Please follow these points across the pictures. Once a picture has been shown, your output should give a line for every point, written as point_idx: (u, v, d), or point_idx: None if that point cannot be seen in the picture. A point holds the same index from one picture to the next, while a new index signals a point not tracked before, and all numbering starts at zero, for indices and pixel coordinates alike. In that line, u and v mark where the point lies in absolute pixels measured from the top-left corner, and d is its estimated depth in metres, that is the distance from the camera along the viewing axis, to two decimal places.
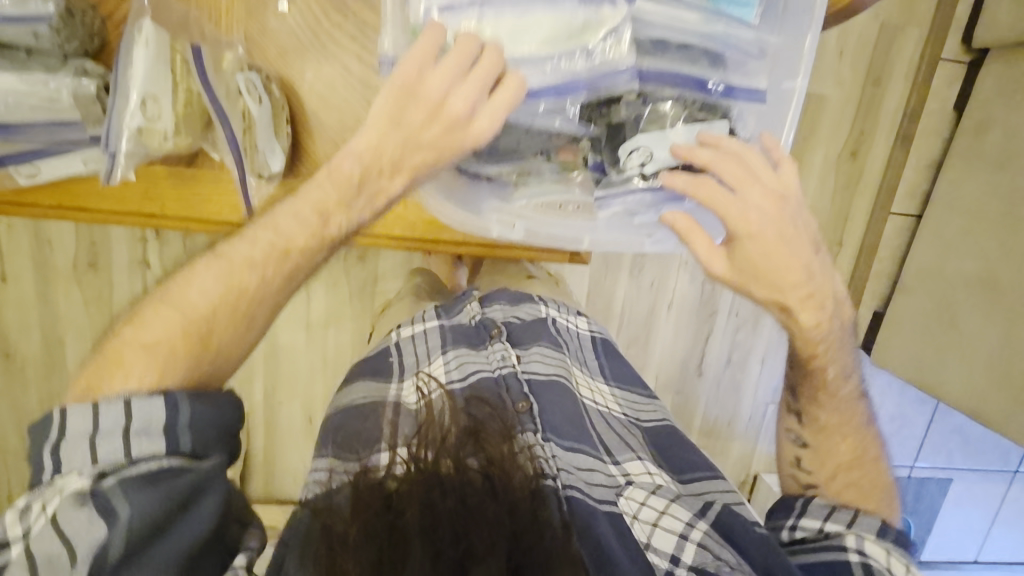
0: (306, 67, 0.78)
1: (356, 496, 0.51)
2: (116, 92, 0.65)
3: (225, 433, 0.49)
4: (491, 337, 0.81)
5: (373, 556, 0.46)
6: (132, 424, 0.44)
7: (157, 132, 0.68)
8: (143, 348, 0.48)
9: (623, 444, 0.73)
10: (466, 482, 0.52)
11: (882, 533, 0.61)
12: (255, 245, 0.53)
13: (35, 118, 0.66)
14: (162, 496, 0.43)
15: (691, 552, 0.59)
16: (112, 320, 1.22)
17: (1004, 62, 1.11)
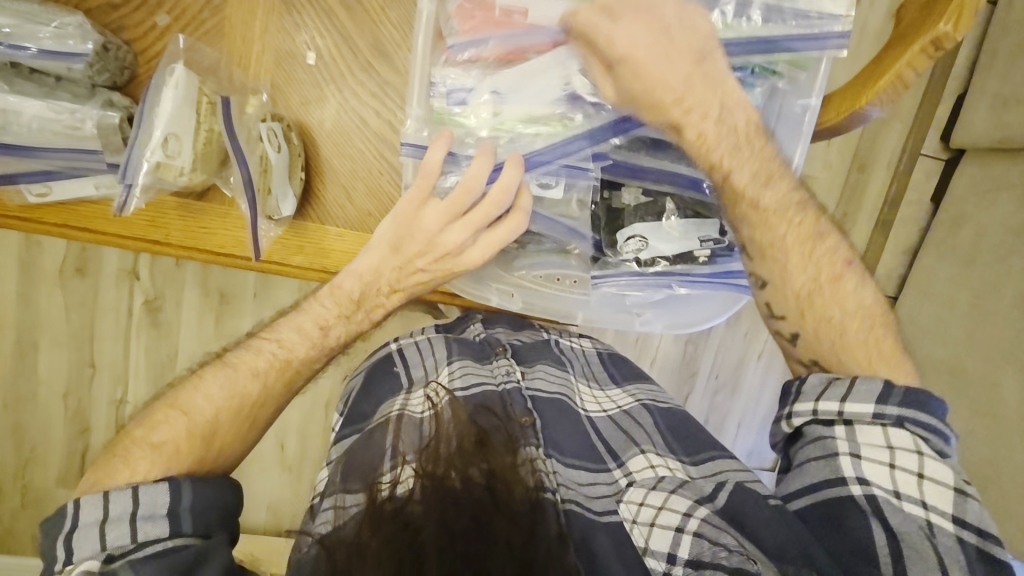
0: (325, 116, 0.82)
1: (373, 515, 0.54)
2: (138, 128, 0.66)
3: (224, 511, 0.57)
4: (495, 354, 0.84)
5: (386, 553, 0.50)
6: (138, 511, 0.52)
7: (174, 167, 0.70)
8: (152, 445, 0.58)
9: (627, 440, 0.75)
10: (470, 495, 0.55)
11: (882, 407, 0.59)
12: (266, 360, 0.67)
13: (57, 145, 0.68)
14: (162, 565, 0.50)
15: (687, 545, 0.61)
16: (108, 331, 1.26)
17: (980, 162, 1.16)
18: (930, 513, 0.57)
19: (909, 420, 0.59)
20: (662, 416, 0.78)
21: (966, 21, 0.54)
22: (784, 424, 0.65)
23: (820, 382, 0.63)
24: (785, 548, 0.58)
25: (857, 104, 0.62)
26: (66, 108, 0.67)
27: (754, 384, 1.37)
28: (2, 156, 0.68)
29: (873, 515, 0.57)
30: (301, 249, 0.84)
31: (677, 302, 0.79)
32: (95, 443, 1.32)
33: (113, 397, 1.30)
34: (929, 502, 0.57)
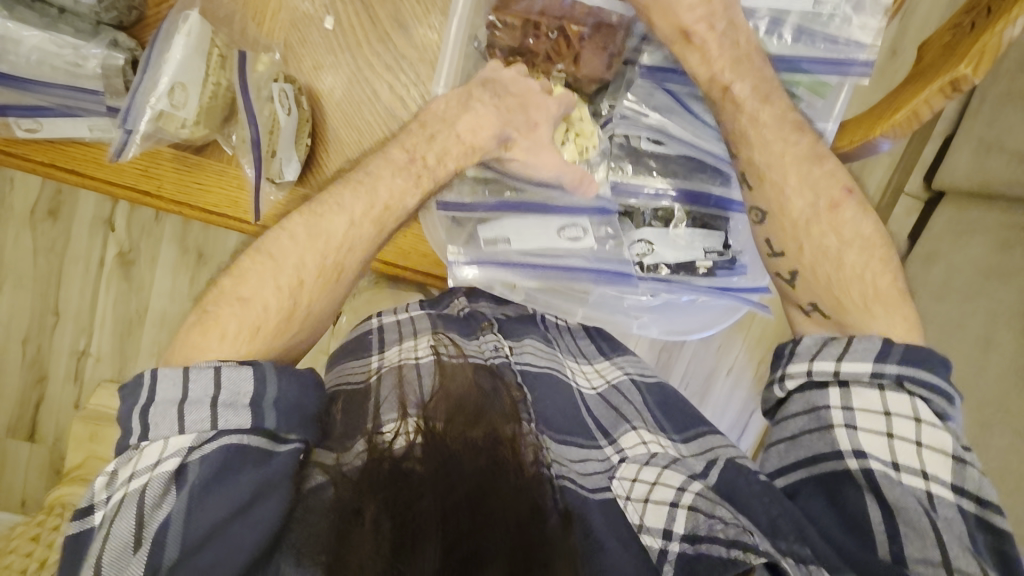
0: (337, 83, 0.79)
1: (368, 473, 0.51)
2: (143, 72, 0.63)
3: (305, 416, 0.57)
4: (480, 328, 0.77)
5: (387, 514, 0.48)
6: (220, 395, 0.52)
7: (177, 118, 0.67)
8: (240, 301, 0.58)
9: (617, 418, 0.73)
10: (473, 467, 0.52)
11: (881, 369, 0.58)
12: (257, 278, 0.59)
13: (54, 81, 0.65)
14: (229, 491, 0.50)
15: (684, 520, 0.60)
16: (78, 277, 1.21)
17: (956, 207, 1.19)
18: (931, 484, 0.56)
19: (910, 380, 0.57)
20: (648, 392, 0.79)
21: (985, 66, 0.55)
22: (778, 388, 0.64)
23: (814, 343, 0.62)
24: (777, 523, 0.57)
25: (872, 133, 0.65)
26: (70, 43, 0.64)
27: (721, 398, 1.39)
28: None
29: (868, 489, 0.57)
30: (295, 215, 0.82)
31: (674, 311, 0.86)
32: (52, 395, 1.27)
33: (75, 349, 1.25)
34: (926, 473, 0.56)
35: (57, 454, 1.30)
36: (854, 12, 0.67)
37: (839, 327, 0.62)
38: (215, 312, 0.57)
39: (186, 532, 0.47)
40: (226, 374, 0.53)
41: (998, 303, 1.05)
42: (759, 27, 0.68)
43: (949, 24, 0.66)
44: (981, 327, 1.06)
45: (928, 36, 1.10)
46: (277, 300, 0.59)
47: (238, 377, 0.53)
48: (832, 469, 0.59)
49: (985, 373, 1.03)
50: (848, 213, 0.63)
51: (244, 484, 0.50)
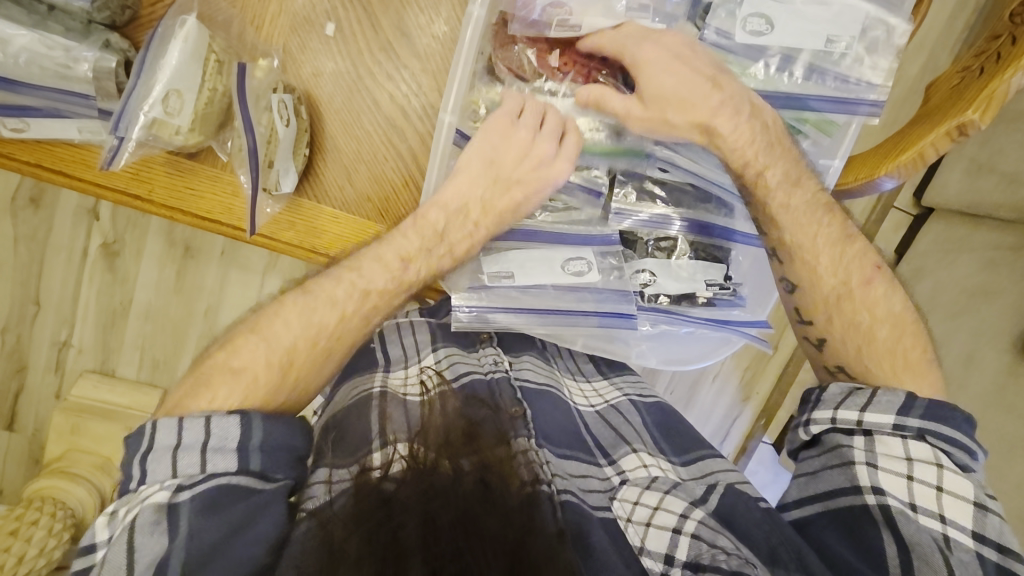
0: (336, 90, 0.78)
1: (359, 501, 0.52)
2: (136, 78, 0.61)
3: (296, 454, 0.58)
4: (480, 341, 0.82)
5: (369, 547, 0.47)
6: (210, 441, 0.53)
7: (171, 125, 0.65)
8: (232, 370, 0.58)
9: (617, 438, 0.77)
10: (462, 490, 0.53)
11: (905, 422, 0.63)
12: (283, 321, 0.62)
13: (42, 82, 0.63)
14: (225, 516, 0.51)
15: (686, 548, 0.63)
16: (61, 269, 1.18)
17: (945, 223, 1.17)
18: (946, 527, 0.60)
19: (930, 433, 0.63)
20: (648, 413, 0.82)
21: (992, 112, 0.55)
22: (801, 431, 0.70)
23: (841, 390, 0.67)
24: (778, 551, 0.61)
25: (877, 171, 0.65)
26: (59, 42, 0.61)
27: (706, 404, 1.40)
28: None
29: (886, 525, 0.61)
30: (295, 224, 0.81)
31: (674, 340, 0.86)
32: (32, 385, 1.24)
33: (56, 339, 1.22)
34: (943, 516, 0.61)
35: (36, 445, 1.27)
36: (866, 53, 0.67)
37: (864, 380, 0.68)
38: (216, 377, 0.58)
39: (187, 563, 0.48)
40: (215, 423, 0.54)
41: (985, 322, 1.08)
42: (770, 64, 0.68)
43: (958, 67, 0.66)
44: (964, 345, 1.09)
45: (927, 59, 1.10)
46: (265, 372, 0.59)
47: (226, 426, 0.54)
48: (850, 505, 0.64)
49: (970, 389, 1.07)
50: (879, 290, 0.69)
51: (237, 512, 0.51)
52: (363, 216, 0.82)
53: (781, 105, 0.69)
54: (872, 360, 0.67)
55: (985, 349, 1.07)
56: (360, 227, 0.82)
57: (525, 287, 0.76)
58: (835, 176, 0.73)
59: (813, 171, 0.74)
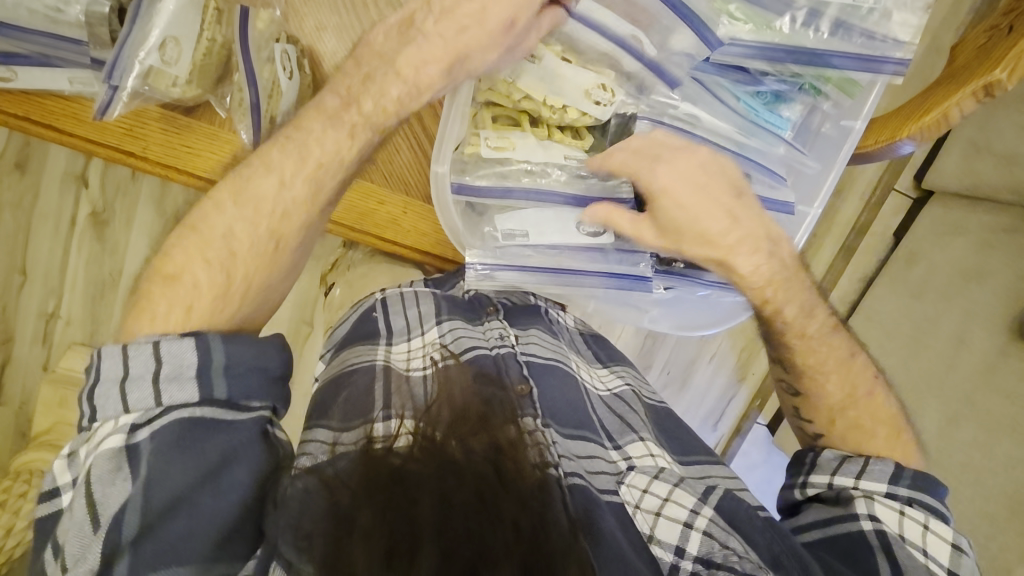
0: (339, 48, 0.75)
1: (368, 472, 0.49)
2: (131, 19, 0.56)
3: (267, 378, 0.53)
4: (486, 312, 0.79)
5: (380, 521, 0.45)
6: (160, 370, 0.48)
7: (168, 75, 0.62)
8: (169, 279, 0.53)
9: (624, 426, 0.72)
10: (474, 469, 0.50)
11: (894, 493, 0.65)
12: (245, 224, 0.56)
13: (33, 26, 0.59)
14: (194, 459, 0.47)
15: (697, 542, 0.60)
16: (49, 237, 1.14)
17: (943, 206, 1.18)
18: (930, 562, 0.61)
19: (915, 500, 0.65)
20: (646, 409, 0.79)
21: (1019, 74, 0.54)
22: (796, 493, 0.71)
23: (835, 457, 0.68)
24: (780, 559, 0.59)
25: (897, 134, 0.64)
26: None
27: (701, 384, 1.39)
28: None
29: (882, 549, 0.61)
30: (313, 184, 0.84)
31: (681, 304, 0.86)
32: (17, 359, 1.20)
33: (43, 311, 1.18)
34: (927, 552, 0.62)
35: (23, 418, 1.24)
36: (894, 7, 0.64)
37: (852, 448, 0.69)
38: (188, 252, 0.54)
39: (145, 512, 0.45)
40: (165, 346, 0.49)
41: (971, 305, 1.06)
42: (797, 19, 0.64)
43: (987, 24, 0.64)
44: (953, 327, 1.07)
45: (930, 40, 1.10)
46: (209, 275, 0.54)
47: (180, 349, 0.49)
48: (847, 530, 0.63)
49: (955, 374, 1.05)
50: None
51: (211, 454, 0.48)
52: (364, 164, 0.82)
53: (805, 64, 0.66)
54: (858, 436, 0.69)
55: (971, 334, 1.05)
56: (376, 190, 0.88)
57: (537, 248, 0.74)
58: (857, 138, 0.73)
59: (836, 133, 0.74)
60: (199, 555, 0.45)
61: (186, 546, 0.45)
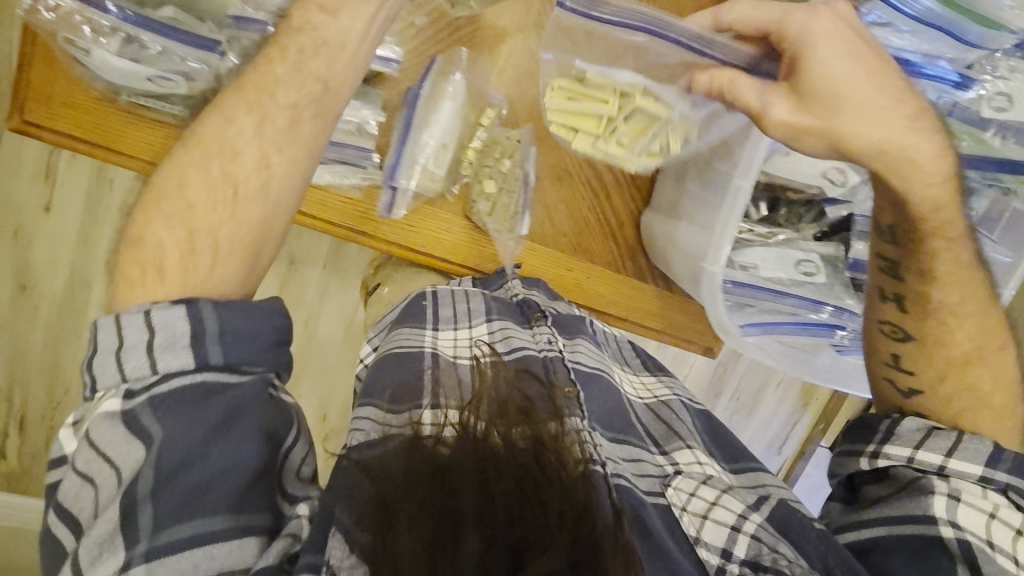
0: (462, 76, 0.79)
1: (413, 459, 0.54)
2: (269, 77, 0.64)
3: (267, 346, 0.58)
4: (532, 318, 0.82)
5: (426, 509, 0.49)
6: (153, 341, 0.53)
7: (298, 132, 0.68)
8: (134, 240, 0.58)
9: (669, 431, 0.75)
10: (516, 461, 0.53)
11: (992, 475, 0.67)
12: (196, 185, 0.59)
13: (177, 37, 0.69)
14: (194, 419, 0.52)
15: (744, 546, 0.62)
16: None
17: None
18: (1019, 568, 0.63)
19: (1014, 489, 0.67)
20: (696, 418, 0.81)
21: None
22: (864, 461, 0.73)
23: (917, 428, 0.71)
24: (833, 569, 0.60)
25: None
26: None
27: (767, 411, 1.37)
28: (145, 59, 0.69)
29: (964, 560, 0.62)
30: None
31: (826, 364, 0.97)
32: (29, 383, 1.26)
33: (53, 332, 1.24)
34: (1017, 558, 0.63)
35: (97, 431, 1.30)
36: None
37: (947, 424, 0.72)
38: (177, 188, 0.59)
39: (158, 479, 0.50)
40: (155, 315, 0.53)
41: None
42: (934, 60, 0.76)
43: None
44: None
45: None
46: (169, 233, 0.58)
47: (171, 317, 0.54)
48: (920, 533, 0.65)
49: None
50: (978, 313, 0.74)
51: (211, 419, 0.53)
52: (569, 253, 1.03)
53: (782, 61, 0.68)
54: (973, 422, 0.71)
55: None
56: (486, 229, 0.97)
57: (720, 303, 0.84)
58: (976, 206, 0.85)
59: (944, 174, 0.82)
60: (223, 502, 0.52)
61: (205, 499, 0.51)
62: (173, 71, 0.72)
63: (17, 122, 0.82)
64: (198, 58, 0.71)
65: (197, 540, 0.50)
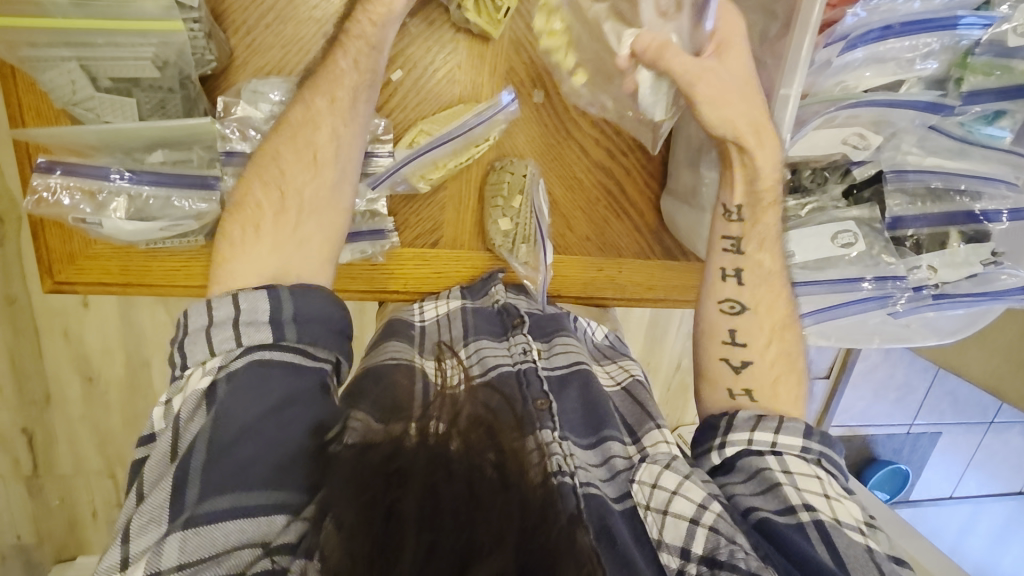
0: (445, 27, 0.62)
1: (338, 470, 0.39)
2: (184, 141, 0.54)
3: (332, 329, 0.48)
4: (512, 328, 0.66)
5: (363, 522, 0.35)
6: (240, 316, 0.44)
7: (195, 196, 0.55)
8: (236, 206, 0.49)
9: (642, 415, 0.62)
10: (468, 466, 0.39)
11: None
12: (291, 147, 0.50)
13: (182, 182, 0.54)
14: (257, 399, 0.42)
15: (703, 539, 0.48)
16: None
17: None
18: None
19: None
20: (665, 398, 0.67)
21: None
22: None
23: None
24: None
25: None
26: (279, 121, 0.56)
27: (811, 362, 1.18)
28: (154, 193, 0.54)
29: None
30: (409, 223, 0.69)
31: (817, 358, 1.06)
32: (87, 483, 0.85)
33: (103, 429, 0.83)
34: None
35: None
36: None
37: None
38: (274, 162, 0.50)
39: (212, 445, 0.40)
40: (243, 297, 0.44)
41: None
42: None
43: None
44: None
45: None
46: (265, 195, 0.49)
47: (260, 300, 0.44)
48: None
49: None
50: None
51: (273, 393, 0.43)
52: (674, 239, 0.77)
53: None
54: None
55: None
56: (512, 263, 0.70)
57: (851, 296, 0.60)
58: None
59: None
60: (259, 480, 0.40)
61: (248, 471, 0.40)
62: (184, 216, 0.55)
63: (50, 286, 0.64)
64: (204, 198, 0.55)
65: (229, 517, 0.38)
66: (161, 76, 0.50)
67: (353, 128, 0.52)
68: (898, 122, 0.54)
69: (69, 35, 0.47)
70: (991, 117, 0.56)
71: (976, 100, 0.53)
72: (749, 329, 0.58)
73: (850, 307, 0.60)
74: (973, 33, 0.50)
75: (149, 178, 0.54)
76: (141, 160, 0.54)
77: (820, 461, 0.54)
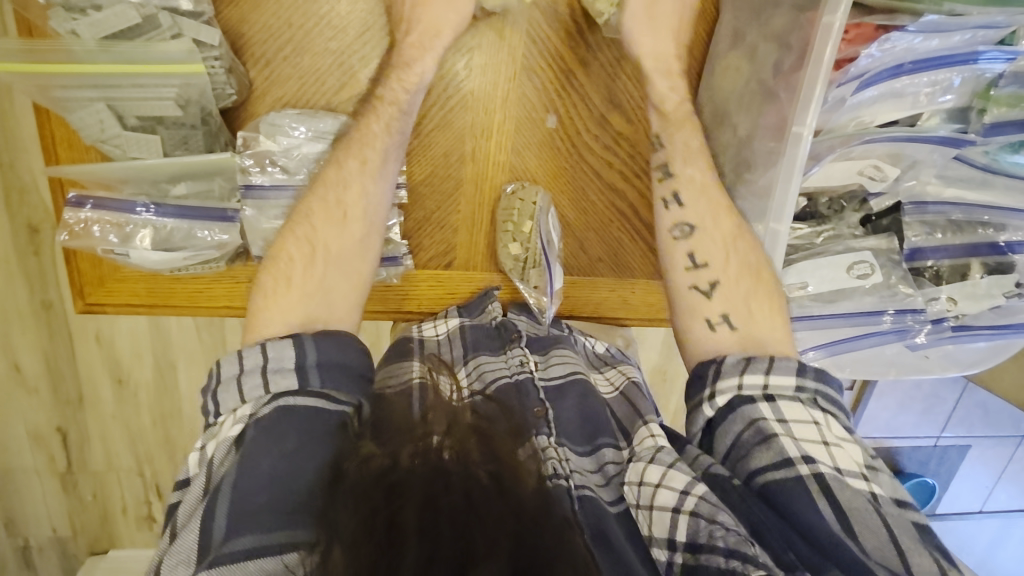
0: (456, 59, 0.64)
1: (337, 487, 0.39)
2: (206, 173, 0.56)
3: (352, 373, 0.49)
4: (510, 340, 0.64)
5: (363, 529, 0.35)
6: (268, 363, 0.47)
7: (216, 228, 0.57)
8: (270, 259, 0.52)
9: (633, 413, 0.59)
10: (467, 475, 0.39)
11: None
12: (319, 205, 0.54)
13: (204, 214, 0.57)
14: (274, 446, 0.42)
15: (685, 526, 0.46)
16: None
17: None
18: None
19: None
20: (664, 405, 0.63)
21: None
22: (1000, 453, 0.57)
23: None
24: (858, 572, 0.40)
25: None
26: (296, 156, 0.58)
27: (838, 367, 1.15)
28: (178, 226, 0.56)
29: None
30: (426, 247, 0.70)
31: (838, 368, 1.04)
32: (119, 480, 0.86)
33: (132, 427, 0.82)
34: None
35: None
36: None
37: None
38: (307, 221, 0.53)
39: (234, 487, 0.40)
40: (271, 346, 0.47)
41: None
42: None
43: None
44: None
45: None
46: (297, 247, 0.52)
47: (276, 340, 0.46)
48: None
49: None
50: None
51: (289, 438, 0.43)
52: None
53: (1004, 6, 0.45)
54: None
55: None
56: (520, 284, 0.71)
57: (868, 330, 0.59)
58: None
59: None
60: (273, 520, 0.39)
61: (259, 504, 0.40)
62: (207, 246, 0.58)
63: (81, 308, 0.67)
64: (224, 230, 0.58)
65: (249, 558, 0.37)
66: (183, 114, 0.52)
67: (380, 183, 0.56)
68: (914, 155, 0.53)
69: (96, 78, 0.49)
70: (1017, 145, 0.52)
71: (1000, 132, 0.50)
72: (740, 313, 0.54)
73: (863, 340, 0.60)
74: (995, 67, 0.49)
75: (173, 210, 0.56)
76: (165, 192, 0.56)
77: (817, 398, 0.49)
